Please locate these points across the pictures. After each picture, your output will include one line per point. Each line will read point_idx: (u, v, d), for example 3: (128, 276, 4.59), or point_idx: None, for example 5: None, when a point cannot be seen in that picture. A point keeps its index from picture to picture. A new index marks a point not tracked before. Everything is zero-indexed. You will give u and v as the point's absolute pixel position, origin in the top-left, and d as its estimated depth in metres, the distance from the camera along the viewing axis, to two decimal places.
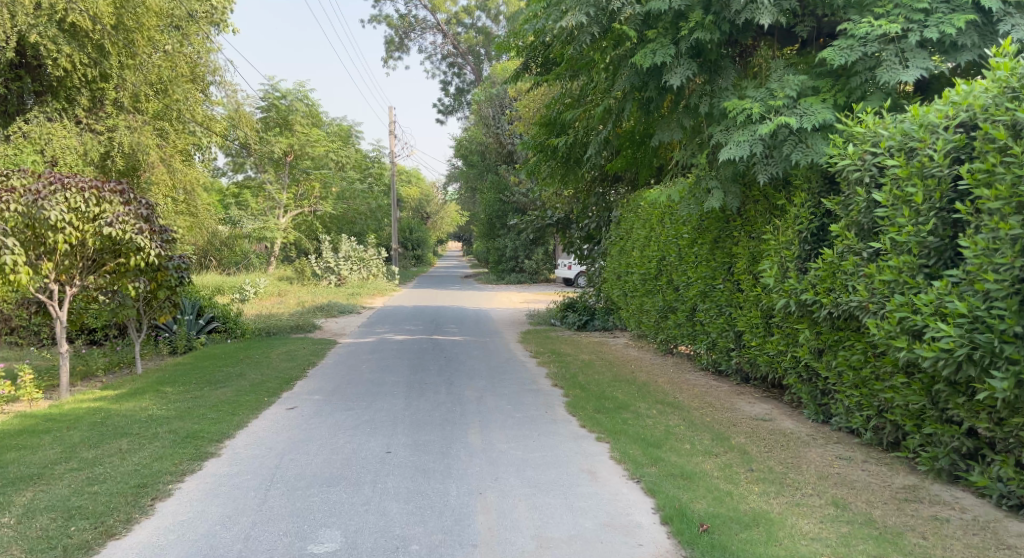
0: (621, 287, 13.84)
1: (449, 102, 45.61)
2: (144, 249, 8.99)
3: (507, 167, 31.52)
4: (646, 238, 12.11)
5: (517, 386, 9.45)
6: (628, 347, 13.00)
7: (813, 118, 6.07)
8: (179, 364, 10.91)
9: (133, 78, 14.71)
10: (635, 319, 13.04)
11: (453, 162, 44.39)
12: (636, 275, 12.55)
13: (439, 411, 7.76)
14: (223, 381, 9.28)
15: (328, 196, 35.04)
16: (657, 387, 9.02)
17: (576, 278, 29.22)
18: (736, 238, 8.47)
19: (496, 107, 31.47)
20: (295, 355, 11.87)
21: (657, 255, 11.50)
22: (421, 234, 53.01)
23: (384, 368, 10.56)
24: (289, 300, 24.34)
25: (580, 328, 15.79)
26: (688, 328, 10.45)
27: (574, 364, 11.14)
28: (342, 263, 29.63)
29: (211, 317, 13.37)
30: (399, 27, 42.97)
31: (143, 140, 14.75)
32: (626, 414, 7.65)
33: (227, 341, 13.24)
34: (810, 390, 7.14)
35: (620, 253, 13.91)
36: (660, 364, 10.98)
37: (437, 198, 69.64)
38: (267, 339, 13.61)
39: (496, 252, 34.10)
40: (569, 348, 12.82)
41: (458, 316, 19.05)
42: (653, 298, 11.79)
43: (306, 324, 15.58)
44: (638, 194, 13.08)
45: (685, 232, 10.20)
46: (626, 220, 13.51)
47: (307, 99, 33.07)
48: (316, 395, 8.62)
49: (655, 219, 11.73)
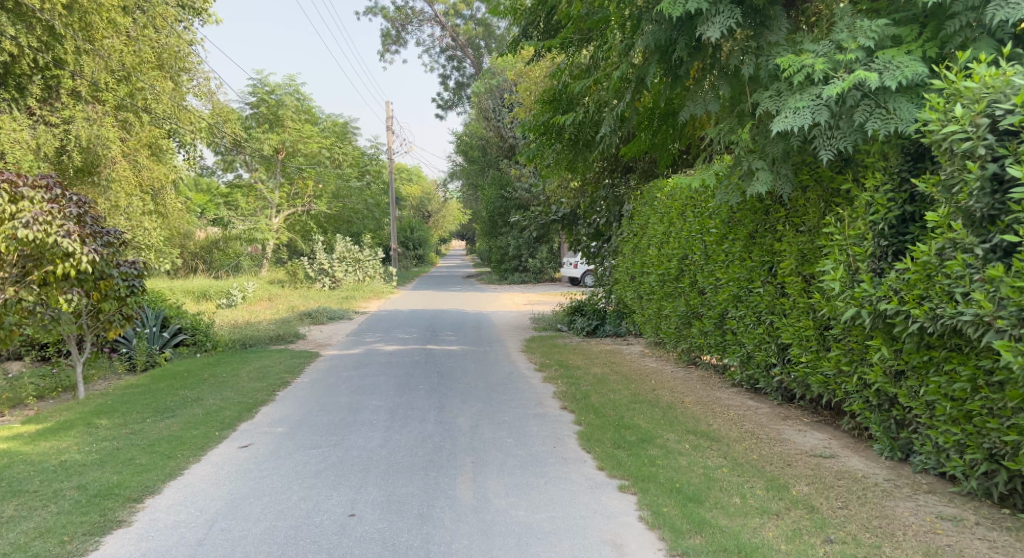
0: (636, 289, 12.43)
1: (449, 96, 44.28)
2: (73, 254, 8.00)
3: (508, 161, 30.16)
4: (665, 235, 10.73)
5: (519, 411, 8.03)
6: (645, 357, 11.58)
7: (901, 73, 4.59)
8: (132, 385, 9.57)
9: (91, 65, 13.41)
10: (653, 326, 11.63)
11: (453, 159, 43.01)
12: (653, 277, 11.13)
13: (424, 450, 6.38)
14: (172, 410, 7.91)
15: (322, 194, 33.70)
16: (684, 412, 7.61)
17: (583, 277, 27.82)
18: (780, 232, 7.05)
19: (496, 99, 30.10)
20: (267, 371, 10.48)
21: (679, 253, 10.08)
22: (423, 234, 51.60)
23: (365, 388, 9.16)
24: (279, 305, 22.97)
25: (589, 335, 14.53)
26: (717, 338, 9.05)
27: (585, 380, 9.73)
28: (336, 264, 28.26)
29: (177, 329, 11.98)
30: (396, 20, 41.66)
31: (102, 133, 13.41)
32: (651, 451, 6.24)
33: (195, 355, 11.89)
34: (881, 420, 5.58)
35: (635, 251, 12.49)
36: (684, 380, 9.57)
37: (438, 195, 68.29)
38: (241, 352, 12.26)
39: (498, 250, 32.77)
40: (578, 359, 11.42)
41: (456, 321, 17.67)
42: (675, 303, 10.37)
43: (287, 334, 14.20)
44: (655, 185, 11.66)
45: (712, 226, 8.80)
46: (641, 214, 12.09)
47: (298, 94, 31.71)
48: (278, 427, 7.25)
49: (676, 213, 10.31)
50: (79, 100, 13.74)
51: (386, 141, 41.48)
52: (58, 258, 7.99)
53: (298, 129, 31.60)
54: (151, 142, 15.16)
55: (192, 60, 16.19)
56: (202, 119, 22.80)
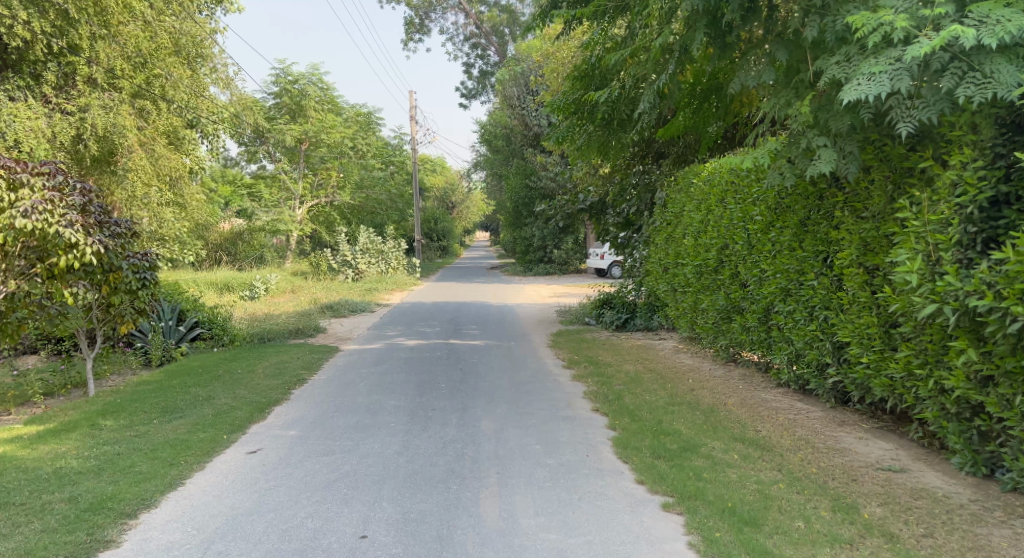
0: (670, 281, 11.80)
1: (472, 85, 43.72)
2: (77, 245, 7.54)
3: (533, 150, 29.54)
4: (703, 223, 10.08)
5: (548, 413, 7.49)
6: (679, 354, 10.97)
7: (1001, 30, 3.94)
8: (144, 382, 9.13)
9: (107, 51, 12.96)
10: (688, 320, 11.01)
11: (477, 149, 42.45)
12: (689, 268, 10.50)
13: (444, 459, 5.87)
14: (181, 410, 7.44)
15: (346, 185, 33.33)
16: (729, 416, 7.02)
17: (610, 268, 27.19)
18: (838, 219, 6.41)
19: (521, 86, 29.46)
20: (284, 367, 10.01)
21: (718, 243, 9.45)
22: (446, 225, 51.14)
23: (385, 387, 8.65)
24: (302, 297, 22.61)
25: (619, 329, 13.93)
26: (761, 334, 8.43)
27: (618, 378, 9.15)
28: (360, 256, 27.82)
29: (193, 322, 11.51)
30: (419, 8, 41.15)
31: (120, 121, 12.96)
32: (696, 461, 5.66)
33: (212, 350, 11.44)
34: (962, 431, 4.95)
35: (669, 241, 11.86)
36: (725, 379, 8.96)
37: (462, 186, 67.82)
38: (259, 346, 11.81)
39: (523, 241, 32.19)
40: (609, 356, 10.84)
41: (481, 314, 17.14)
42: (713, 295, 9.75)
43: (306, 327, 13.73)
44: (692, 170, 11.01)
45: (758, 214, 8.16)
46: (676, 201, 11.45)
47: (321, 83, 31.29)
48: (290, 430, 6.77)
49: (716, 199, 9.66)
50: (95, 87, 13.30)
51: (410, 130, 41.02)
52: (60, 249, 7.53)
53: (320, 119, 31.22)
54: (168, 130, 14.74)
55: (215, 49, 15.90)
56: (223, 109, 22.43)
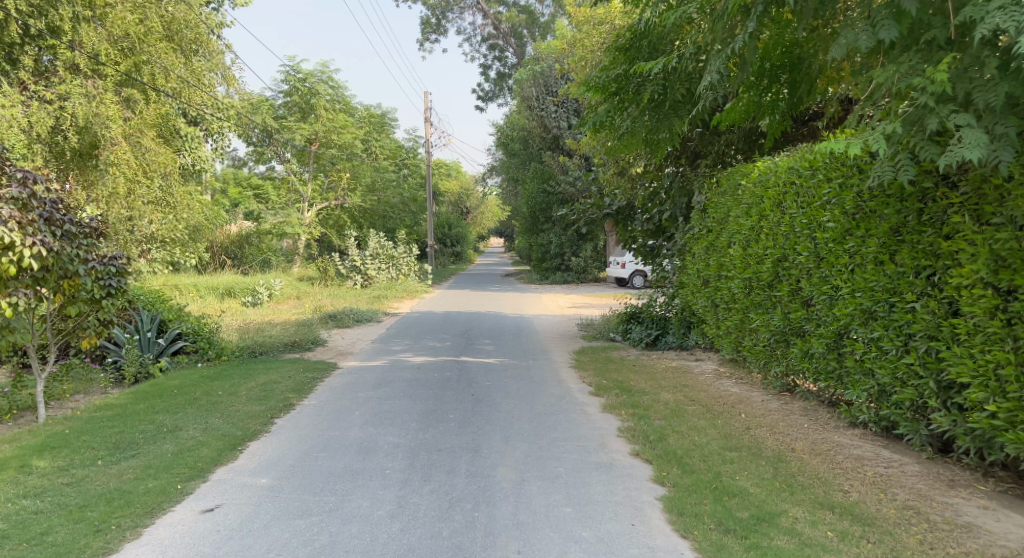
0: (710, 296, 10.50)
1: (489, 87, 42.60)
2: (14, 246, 6.33)
3: (552, 154, 28.27)
4: (754, 231, 8.77)
5: (578, 456, 6.22)
6: (720, 380, 9.64)
7: None
8: (108, 402, 7.83)
9: (92, 34, 11.70)
10: (732, 342, 9.70)
11: (493, 153, 41.27)
12: (736, 282, 9.18)
13: (453, 526, 4.69)
14: (137, 443, 6.12)
15: (357, 187, 32.12)
16: (804, 469, 5.72)
17: (631, 277, 25.85)
18: (957, 228, 5.22)
19: (540, 86, 28.06)
20: (272, 389, 8.74)
21: (773, 254, 8.14)
22: (460, 230, 49.96)
23: (384, 418, 7.38)
24: (306, 305, 21.45)
25: (648, 346, 12.66)
26: (828, 363, 7.13)
27: (656, 410, 7.83)
28: (369, 262, 26.54)
29: (175, 335, 10.21)
30: (436, 7, 40.14)
31: (103, 111, 11.71)
32: (780, 544, 4.41)
33: (196, 365, 10.17)
34: None
35: (709, 250, 10.55)
36: (782, 415, 7.65)
37: (476, 191, 66.63)
38: (248, 362, 10.55)
39: (540, 248, 30.93)
40: (641, 380, 9.52)
41: (495, 326, 15.85)
42: (765, 314, 8.43)
43: (303, 340, 12.45)
44: (739, 170, 9.70)
45: (829, 220, 6.89)
46: (719, 206, 10.16)
47: (332, 81, 30.11)
48: (264, 476, 5.48)
49: (771, 203, 8.37)
50: (77, 72, 12.06)
51: (424, 132, 39.89)
52: None
53: (331, 119, 30.12)
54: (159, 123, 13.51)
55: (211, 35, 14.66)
56: (228, 107, 21.24)
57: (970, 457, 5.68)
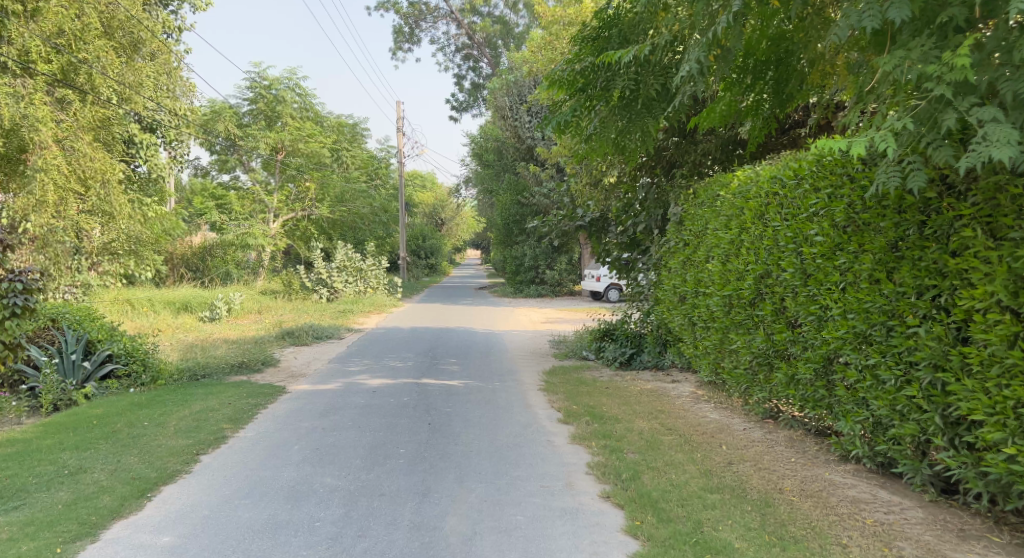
0: (687, 314, 9.85)
1: (463, 97, 41.94)
2: None
3: (525, 165, 27.68)
4: (734, 244, 8.13)
5: (540, 500, 5.49)
6: (698, 405, 8.96)
7: None
8: (12, 437, 7.01)
9: (21, 29, 11.01)
10: (710, 364, 9.04)
11: (467, 164, 40.62)
12: (714, 299, 8.52)
13: None
14: (26, 493, 5.31)
15: (325, 198, 31.30)
16: (795, 516, 5.03)
17: (606, 291, 25.22)
18: (969, 244, 4.61)
19: (513, 96, 27.49)
20: (206, 419, 7.93)
21: (755, 270, 7.49)
22: (435, 242, 49.15)
23: (325, 454, 6.58)
24: (266, 321, 20.66)
25: (622, 366, 11.95)
26: (816, 390, 6.47)
27: (630, 442, 7.11)
28: (336, 274, 25.67)
29: (104, 357, 9.54)
30: (408, 16, 39.50)
31: (32, 113, 10.80)
32: None
33: (126, 391, 9.38)
34: None
35: (685, 264, 9.93)
36: (766, 446, 6.95)
37: (451, 203, 65.89)
38: (186, 387, 9.73)
39: (513, 261, 30.25)
40: (613, 405, 8.82)
41: (462, 343, 15.09)
42: (746, 335, 7.77)
43: (252, 361, 11.64)
44: (717, 179, 9.07)
45: (816, 233, 6.25)
46: (696, 218, 9.53)
47: (299, 89, 29.34)
48: (166, 535, 4.70)
49: (752, 215, 7.73)
50: (5, 72, 11.25)
51: (396, 143, 39.15)
52: None
53: (298, 127, 29.33)
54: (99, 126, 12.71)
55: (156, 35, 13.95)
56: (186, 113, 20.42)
57: (980, 501, 5.06)
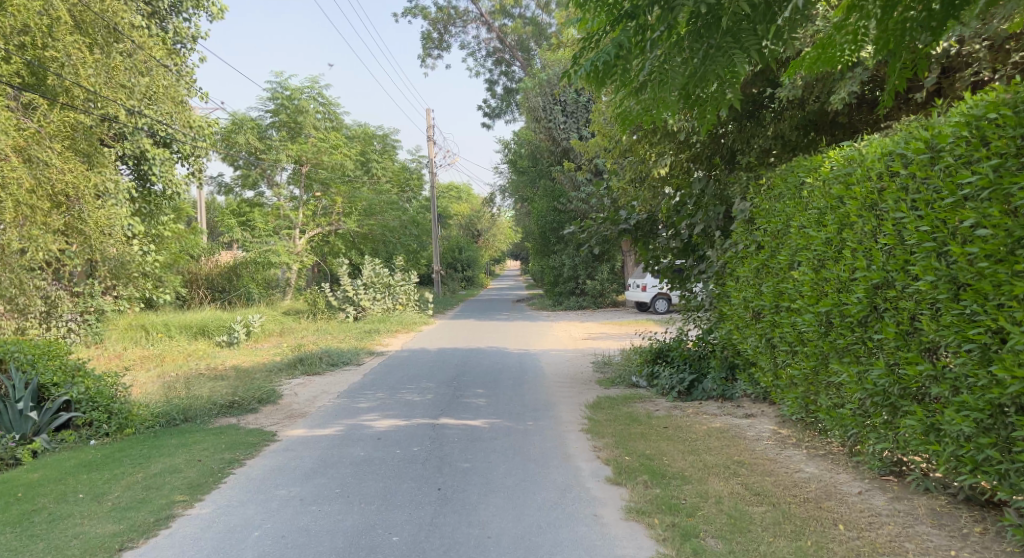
0: (764, 334, 7.92)
1: (496, 103, 40.33)
2: None
3: (560, 168, 25.93)
4: (835, 243, 6.17)
5: None
6: (787, 452, 7.00)
7: None
8: None
9: None
10: (799, 399, 7.11)
11: (502, 172, 38.96)
12: (805, 317, 6.60)
13: None
14: None
15: (352, 212, 29.95)
16: None
17: (653, 301, 23.28)
18: None
19: (545, 95, 25.45)
20: (159, 487, 6.29)
21: (867, 278, 5.52)
22: (472, 254, 47.56)
23: (294, 547, 4.92)
24: (286, 345, 19.27)
25: (682, 396, 10.09)
26: (978, 449, 4.52)
27: (706, 516, 5.25)
28: (363, 292, 24.17)
29: (58, 405, 8.06)
30: (438, 21, 38.12)
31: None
32: None
33: (84, 444, 7.86)
34: None
35: (760, 272, 8.01)
36: (900, 523, 4.98)
37: (488, 213, 64.37)
38: (157, 437, 8.16)
39: (552, 272, 28.47)
40: (676, 456, 6.93)
41: (494, 367, 13.35)
42: (854, 365, 5.84)
43: (245, 399, 10.03)
44: (801, 163, 7.16)
45: (972, 221, 4.40)
46: (774, 214, 7.63)
47: (322, 98, 28.09)
48: None
49: (858, 206, 5.78)
50: None
51: (428, 152, 37.76)
52: None
53: (323, 139, 28.04)
54: (69, 131, 11.34)
55: (134, 31, 12.74)
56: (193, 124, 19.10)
57: None
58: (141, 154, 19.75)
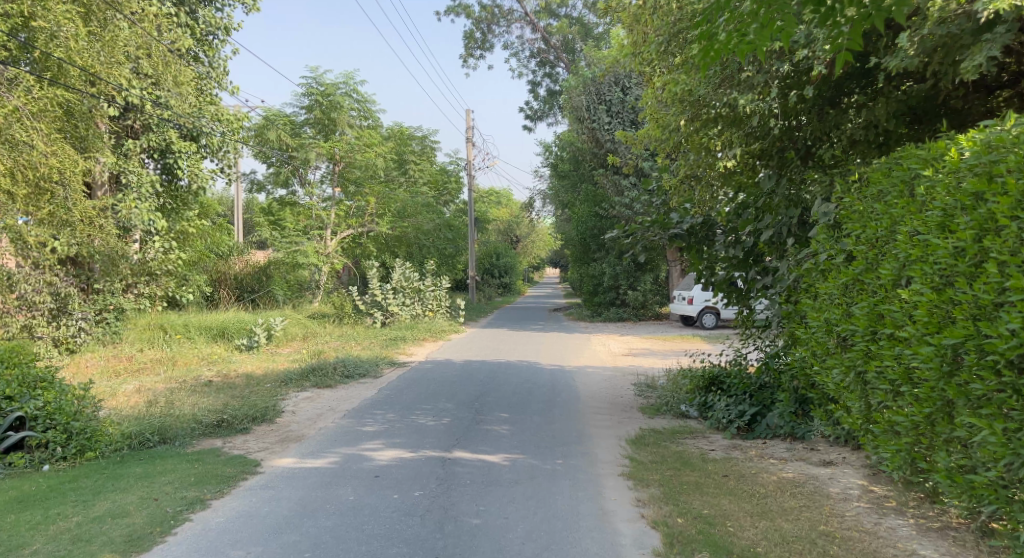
0: (853, 366, 6.40)
1: (538, 106, 39.02)
2: None
3: (604, 171, 24.40)
4: (971, 255, 4.67)
5: None
6: (888, 522, 5.53)
7: None
8: None
9: None
10: (904, 452, 5.66)
11: (543, 176, 37.59)
12: (921, 349, 5.12)
13: None
14: None
15: (386, 213, 28.85)
16: None
17: (699, 316, 21.61)
18: None
19: (591, 94, 23.90)
20: (90, 539, 5.05)
21: None
22: (509, 259, 46.22)
23: None
24: (306, 351, 18.10)
25: (742, 432, 8.62)
26: None
27: None
28: (392, 297, 22.98)
29: (9, 422, 6.83)
30: (481, 20, 36.98)
31: None
32: None
33: (33, 471, 6.65)
34: None
35: (850, 289, 6.45)
36: None
37: (527, 219, 63.02)
38: (119, 464, 6.92)
39: (591, 280, 26.98)
40: (743, 522, 5.52)
41: (524, 385, 11.95)
42: (999, 420, 4.45)
43: (236, 417, 8.77)
44: (913, 151, 5.65)
45: None
46: (874, 217, 6.08)
47: (357, 95, 27.03)
48: None
49: (1010, 208, 4.34)
50: None
51: (466, 154, 36.57)
52: None
53: (357, 137, 26.97)
54: (56, 109, 10.30)
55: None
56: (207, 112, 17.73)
57: None
58: (167, 146, 18.36)
